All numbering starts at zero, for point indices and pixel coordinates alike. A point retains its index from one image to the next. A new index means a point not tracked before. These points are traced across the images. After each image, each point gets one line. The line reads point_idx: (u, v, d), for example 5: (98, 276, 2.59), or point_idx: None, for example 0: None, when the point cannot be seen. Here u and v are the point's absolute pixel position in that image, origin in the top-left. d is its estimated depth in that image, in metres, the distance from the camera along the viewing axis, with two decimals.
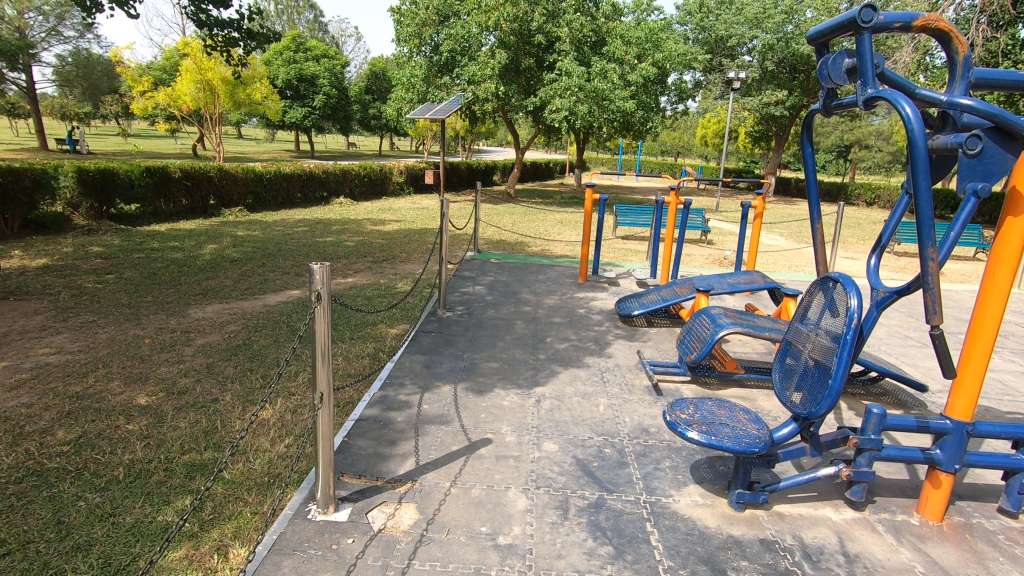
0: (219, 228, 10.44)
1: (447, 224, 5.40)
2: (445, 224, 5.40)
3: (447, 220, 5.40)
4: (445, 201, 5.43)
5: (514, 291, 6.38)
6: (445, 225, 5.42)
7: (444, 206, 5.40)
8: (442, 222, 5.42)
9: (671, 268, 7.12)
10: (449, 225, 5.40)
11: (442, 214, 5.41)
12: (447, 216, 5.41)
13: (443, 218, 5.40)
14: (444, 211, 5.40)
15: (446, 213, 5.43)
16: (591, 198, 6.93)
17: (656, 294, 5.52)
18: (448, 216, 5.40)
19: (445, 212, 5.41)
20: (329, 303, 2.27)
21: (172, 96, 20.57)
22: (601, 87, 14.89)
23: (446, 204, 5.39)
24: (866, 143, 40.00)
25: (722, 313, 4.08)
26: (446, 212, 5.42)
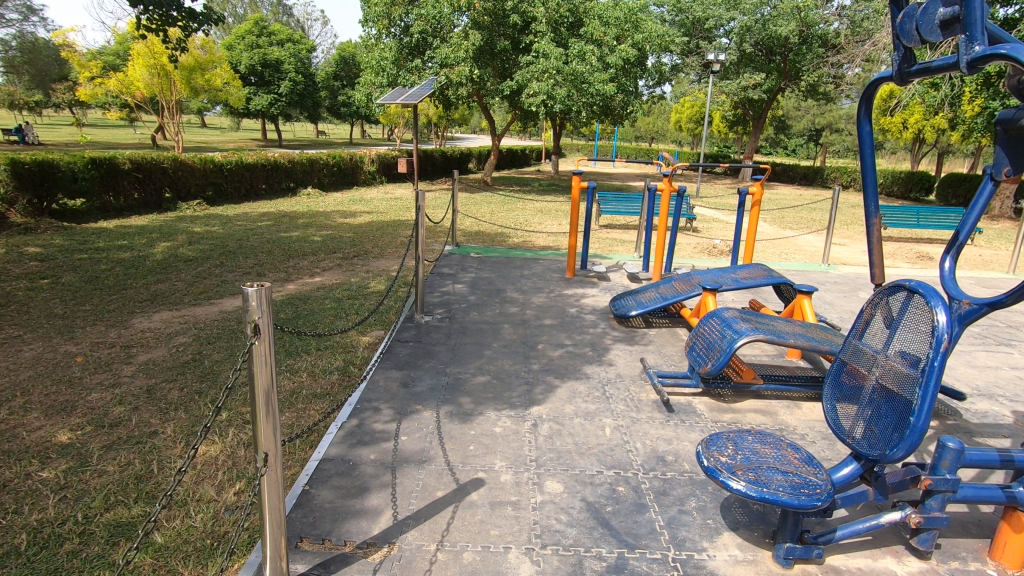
0: (174, 223, 9.65)
1: (422, 219, 4.80)
2: (420, 220, 4.79)
3: (423, 214, 4.80)
4: (420, 192, 4.78)
5: (499, 290, 5.85)
6: (420, 219, 4.81)
7: (418, 198, 4.77)
8: (417, 216, 4.81)
9: (665, 260, 6.66)
10: (425, 219, 4.80)
11: (416, 208, 4.78)
12: (422, 210, 4.80)
13: (418, 212, 4.79)
14: (419, 204, 4.77)
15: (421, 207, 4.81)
16: (579, 185, 6.41)
17: (653, 290, 5.09)
18: (424, 210, 4.79)
19: (421, 204, 4.78)
20: (271, 338, 1.72)
21: (124, 82, 19.30)
22: (580, 69, 14.35)
23: (421, 196, 4.76)
24: (837, 127, 40.46)
25: (735, 316, 3.64)
26: (422, 205, 4.80)
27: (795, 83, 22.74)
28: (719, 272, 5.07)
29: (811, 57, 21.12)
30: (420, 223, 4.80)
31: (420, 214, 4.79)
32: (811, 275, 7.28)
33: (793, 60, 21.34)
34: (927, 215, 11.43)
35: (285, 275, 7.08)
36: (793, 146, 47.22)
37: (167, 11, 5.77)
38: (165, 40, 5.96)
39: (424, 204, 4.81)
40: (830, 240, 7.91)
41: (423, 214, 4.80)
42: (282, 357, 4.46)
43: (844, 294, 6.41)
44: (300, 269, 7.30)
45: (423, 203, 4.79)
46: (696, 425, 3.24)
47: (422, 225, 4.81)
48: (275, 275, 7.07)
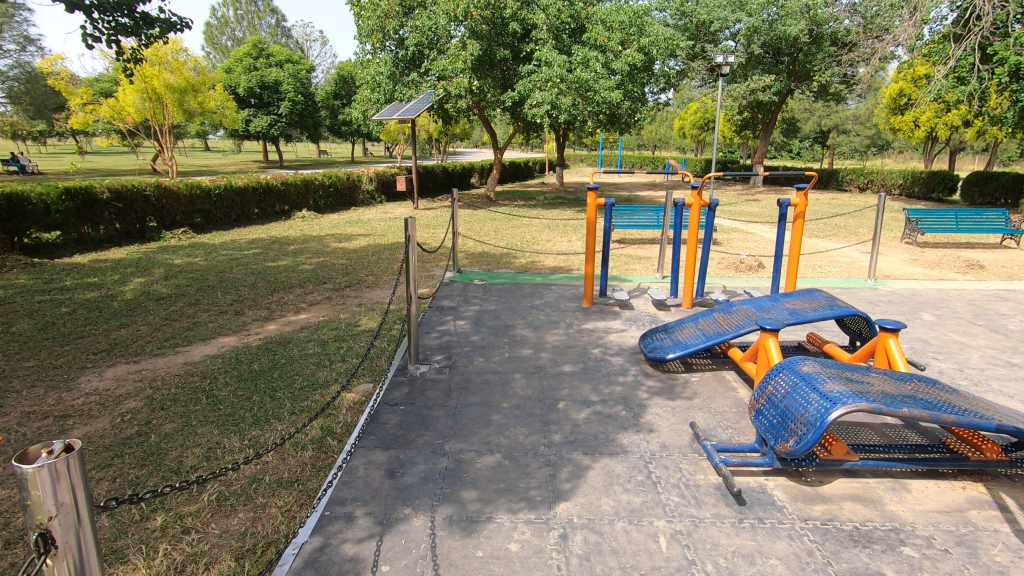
0: (154, 256, 8.94)
1: (413, 253, 3.97)
2: (412, 256, 3.96)
3: (415, 248, 3.98)
4: (412, 222, 3.94)
5: (507, 327, 5.06)
6: (411, 255, 3.97)
7: (409, 230, 3.92)
8: (408, 251, 3.98)
9: (695, 283, 5.84)
10: (417, 254, 3.98)
11: (406, 242, 3.95)
12: (413, 243, 3.96)
13: (409, 246, 3.95)
14: (409, 237, 3.93)
15: (412, 241, 3.96)
16: (594, 203, 5.60)
17: (693, 326, 4.29)
18: (416, 242, 3.97)
19: (411, 238, 3.94)
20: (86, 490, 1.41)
21: (116, 108, 18.83)
22: (585, 76, 13.65)
23: (412, 226, 3.92)
24: (845, 127, 39.76)
25: (817, 371, 2.80)
26: (412, 238, 3.96)
27: (805, 84, 21.99)
28: (770, 303, 4.25)
29: (823, 56, 20.37)
30: (412, 259, 3.98)
31: (410, 248, 3.96)
32: (859, 294, 6.44)
33: (804, 60, 20.62)
34: (966, 217, 10.61)
35: (268, 312, 6.32)
36: (798, 149, 46.49)
37: (116, 18, 5.05)
38: (118, 53, 5.24)
39: (416, 236, 3.98)
40: (877, 252, 7.05)
41: (415, 247, 3.98)
42: (247, 427, 3.66)
43: (906, 317, 5.55)
44: (284, 305, 6.54)
45: (413, 235, 3.96)
46: (780, 529, 2.39)
47: (414, 262, 3.98)
48: (257, 312, 6.31)
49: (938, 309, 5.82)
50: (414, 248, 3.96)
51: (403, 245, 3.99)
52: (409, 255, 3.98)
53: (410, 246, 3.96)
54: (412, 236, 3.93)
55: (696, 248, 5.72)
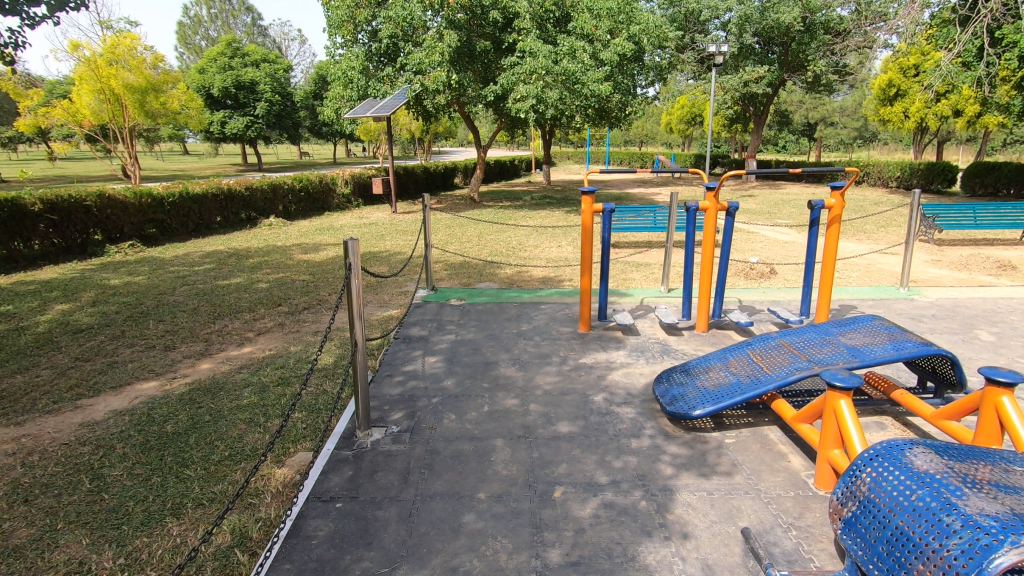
0: (90, 275, 7.87)
1: (357, 287, 2.98)
2: (355, 290, 2.97)
3: (359, 279, 2.98)
4: (354, 244, 2.93)
5: (489, 366, 4.12)
6: (354, 289, 2.98)
7: (349, 257, 2.91)
8: (349, 284, 2.98)
9: (713, 302, 4.92)
10: (361, 287, 2.99)
11: (345, 272, 2.94)
12: (356, 273, 2.96)
13: (351, 277, 2.95)
14: (350, 265, 2.92)
15: (355, 269, 2.96)
16: (590, 209, 4.67)
17: (722, 369, 3.39)
18: (359, 272, 2.97)
19: (352, 266, 2.93)
20: None
21: (71, 110, 17.53)
22: (572, 68, 12.72)
23: (354, 251, 2.91)
24: (832, 119, 39.46)
25: (937, 468, 1.86)
26: (354, 266, 2.95)
27: (798, 75, 21.25)
28: (817, 336, 3.36)
29: (817, 45, 19.62)
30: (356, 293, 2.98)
31: (352, 280, 2.96)
32: (895, 307, 5.57)
33: (797, 50, 19.85)
34: (986, 212, 9.81)
35: (206, 346, 5.31)
36: (784, 142, 46.17)
37: None
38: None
39: (360, 264, 2.97)
40: (911, 256, 6.18)
41: (358, 278, 2.98)
42: (130, 533, 2.68)
43: (961, 337, 4.68)
44: (227, 336, 5.54)
45: (356, 263, 2.95)
46: None
47: (357, 297, 2.99)
48: (191, 347, 5.29)
49: (993, 326, 4.95)
50: (358, 278, 2.96)
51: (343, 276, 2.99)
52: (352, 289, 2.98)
53: (352, 277, 2.95)
54: (355, 263, 2.93)
55: (714, 262, 4.79)
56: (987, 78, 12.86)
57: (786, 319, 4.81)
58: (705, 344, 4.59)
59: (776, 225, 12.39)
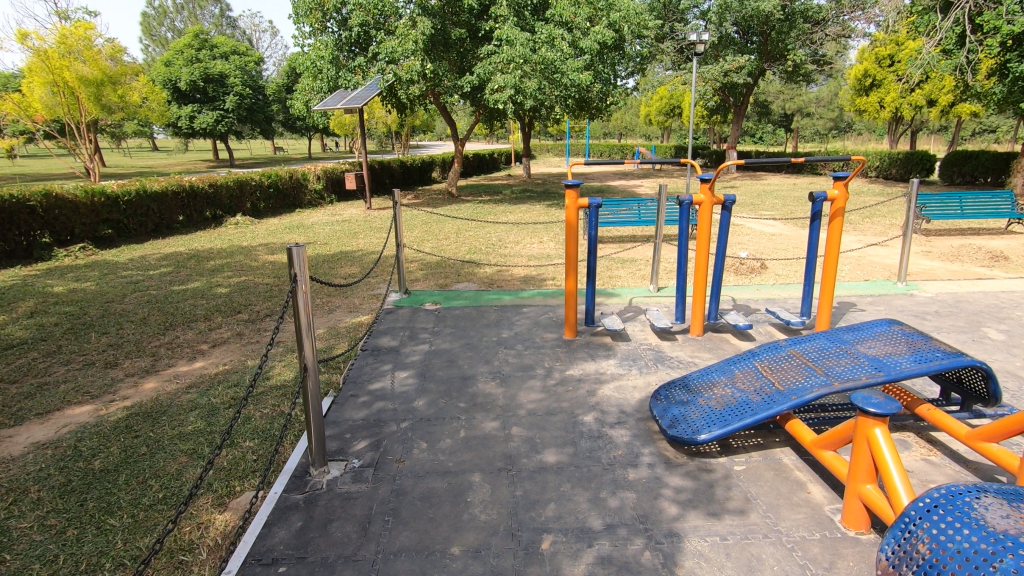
0: (32, 281, 7.24)
1: (305, 304, 2.49)
2: (303, 308, 2.48)
3: (307, 295, 2.50)
4: (300, 252, 2.46)
5: (466, 381, 3.70)
6: (300, 307, 2.49)
7: (293, 267, 2.44)
8: (295, 302, 2.49)
9: (709, 303, 4.55)
10: (310, 303, 2.51)
11: (291, 285, 2.46)
12: (303, 288, 2.48)
13: (297, 293, 2.47)
14: (295, 278, 2.44)
15: (301, 284, 2.48)
16: (575, 204, 4.26)
17: (727, 383, 3.01)
18: (307, 288, 2.49)
19: (298, 279, 2.45)
20: None
21: (22, 103, 16.53)
22: (551, 56, 12.27)
23: (300, 261, 2.44)
24: (808, 110, 39.68)
25: (1015, 527, 1.50)
26: (300, 278, 2.47)
27: (777, 65, 21.10)
28: (831, 345, 3.00)
29: (796, 34, 19.43)
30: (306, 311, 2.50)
31: (299, 296, 2.48)
32: (896, 303, 5.27)
33: (777, 39, 19.64)
34: (972, 201, 9.66)
35: (152, 361, 4.78)
36: (761, 133, 46.38)
37: None
38: None
39: (308, 276, 2.49)
40: (908, 249, 5.90)
41: (306, 294, 2.50)
42: None
43: (970, 336, 4.38)
44: (178, 350, 5.02)
45: (303, 275, 2.47)
46: None
47: (306, 316, 2.50)
48: (136, 362, 4.76)
49: (1001, 323, 4.67)
50: (306, 293, 2.48)
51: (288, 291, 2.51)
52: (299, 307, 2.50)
53: (299, 292, 2.47)
54: (302, 275, 2.46)
55: (709, 260, 4.42)
56: (969, 65, 12.75)
57: (786, 321, 4.47)
58: (702, 350, 4.22)
59: (761, 217, 12.15)
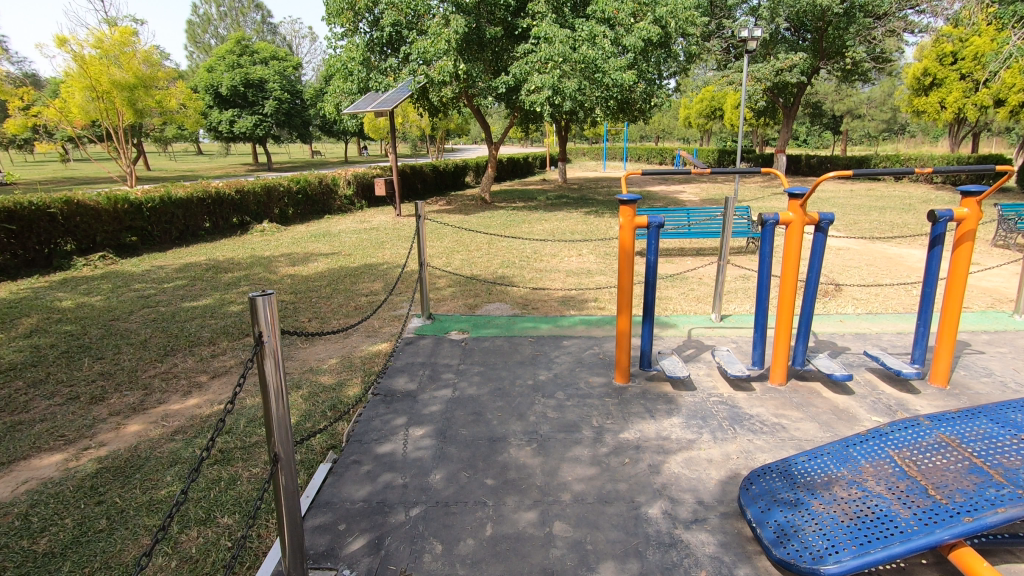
0: (44, 294, 6.89)
1: (274, 374, 1.84)
2: (272, 379, 1.83)
3: (277, 360, 1.84)
4: (268, 302, 1.80)
5: (495, 445, 2.98)
6: (268, 378, 1.83)
7: (257, 325, 1.78)
8: (261, 370, 1.84)
9: (797, 345, 3.66)
10: (281, 371, 1.85)
11: (255, 348, 1.80)
12: (272, 352, 1.82)
13: (262, 358, 1.81)
14: (260, 339, 1.78)
15: (270, 345, 1.82)
16: (633, 223, 3.46)
17: (853, 480, 2.19)
18: (276, 352, 1.83)
19: (265, 340, 1.80)
20: None
21: (63, 109, 16.69)
22: (592, 54, 11.49)
23: (267, 315, 1.78)
24: (860, 111, 37.73)
25: None
26: (268, 339, 1.81)
27: (832, 63, 19.80)
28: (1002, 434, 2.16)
29: (855, 30, 18.12)
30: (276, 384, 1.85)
31: (267, 363, 1.82)
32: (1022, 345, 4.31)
33: (834, 35, 18.37)
34: None
35: (142, 396, 4.22)
36: (806, 134, 44.47)
37: None
38: None
39: (279, 335, 1.83)
40: None
41: (275, 360, 1.84)
42: None
43: None
44: (173, 382, 4.46)
45: (272, 334, 1.81)
46: None
47: (274, 390, 1.85)
48: (125, 396, 4.22)
49: None
50: (276, 359, 1.83)
51: (253, 354, 1.85)
52: (267, 378, 1.84)
53: (267, 357, 1.82)
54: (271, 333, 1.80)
55: (800, 292, 3.55)
56: None
57: (894, 370, 3.59)
58: (788, 407, 3.39)
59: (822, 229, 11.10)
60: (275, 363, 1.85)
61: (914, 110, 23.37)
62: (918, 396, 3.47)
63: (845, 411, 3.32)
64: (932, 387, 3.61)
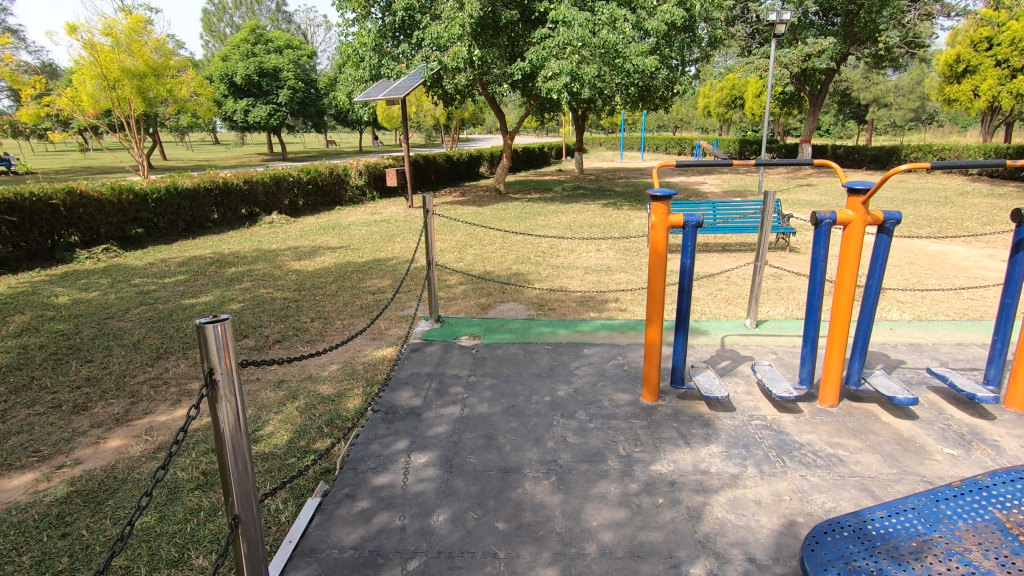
0: (42, 289, 6.63)
1: (230, 420, 1.48)
2: (227, 425, 1.48)
3: (232, 403, 1.48)
4: (222, 332, 1.43)
5: (507, 479, 2.60)
6: (223, 426, 1.48)
7: (209, 362, 1.43)
8: (216, 416, 1.49)
9: (854, 363, 3.21)
10: (240, 416, 1.49)
11: (206, 390, 1.45)
12: (228, 393, 1.46)
13: (216, 401, 1.46)
14: (212, 378, 1.43)
15: (224, 385, 1.46)
16: (668, 223, 3.02)
17: (952, 551, 1.76)
18: (233, 393, 1.47)
19: (219, 380, 1.44)
20: None
21: (75, 98, 16.52)
22: (613, 38, 10.95)
23: (221, 350, 1.43)
24: (887, 100, 36.50)
25: None
26: (223, 378, 1.45)
27: (863, 48, 18.95)
28: None
29: (889, 13, 17.29)
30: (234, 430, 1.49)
31: (221, 406, 1.47)
32: None
33: (866, 19, 17.57)
34: None
35: (127, 406, 3.91)
36: (829, 124, 43.26)
37: None
38: None
39: (236, 372, 1.47)
40: None
41: (233, 403, 1.48)
42: None
43: None
44: (162, 390, 4.14)
45: (227, 372, 1.45)
46: None
47: (232, 440, 1.50)
48: (109, 406, 3.91)
49: None
50: (232, 401, 1.47)
51: (205, 394, 1.50)
52: (221, 425, 1.49)
53: (222, 399, 1.47)
54: (225, 371, 1.44)
55: (858, 303, 3.10)
56: None
57: (966, 392, 3.13)
58: (843, 434, 2.96)
59: None
60: (231, 405, 1.50)
61: (945, 99, 21.97)
62: (994, 423, 3.02)
63: (912, 440, 2.88)
64: (1008, 412, 3.14)
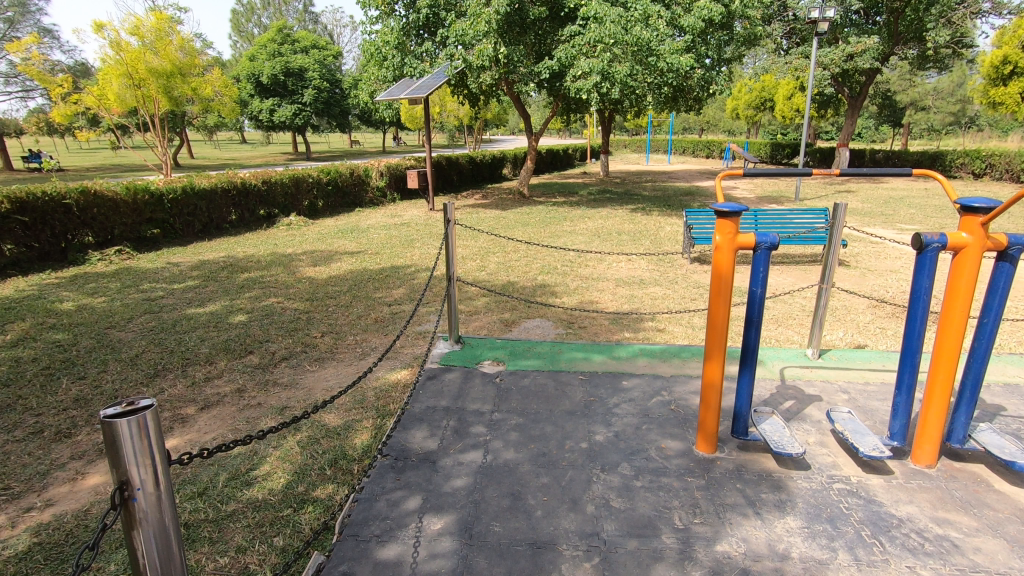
0: (47, 293, 6.36)
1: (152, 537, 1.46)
2: (150, 543, 1.46)
3: (153, 519, 1.46)
4: (146, 442, 1.43)
5: (539, 558, 2.13)
6: (144, 544, 1.46)
7: (130, 479, 1.41)
8: (137, 534, 1.46)
9: (958, 416, 2.68)
10: (167, 532, 1.48)
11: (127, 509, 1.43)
12: (150, 509, 1.45)
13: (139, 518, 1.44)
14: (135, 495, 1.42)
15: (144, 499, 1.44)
16: (737, 243, 2.50)
17: None
18: (155, 509, 1.46)
19: (140, 496, 1.43)
20: None
21: (100, 96, 16.51)
22: (647, 36, 10.39)
23: (143, 465, 1.42)
24: (927, 103, 35.08)
25: None
26: (146, 494, 1.44)
27: (908, 48, 18.01)
28: None
29: (937, 11, 16.40)
30: (158, 553, 1.47)
31: (141, 528, 1.44)
32: None
33: (912, 16, 16.70)
34: None
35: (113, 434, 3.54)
36: (864, 128, 41.84)
37: None
38: None
39: (160, 486, 1.46)
40: None
41: (155, 518, 1.47)
42: None
43: None
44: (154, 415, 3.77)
45: (149, 488, 1.44)
46: None
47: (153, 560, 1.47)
48: (94, 433, 3.54)
49: None
50: (154, 521, 1.45)
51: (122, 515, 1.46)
52: (141, 549, 1.46)
53: (141, 520, 1.44)
54: (146, 487, 1.43)
55: (971, 346, 2.55)
56: None
57: None
58: (950, 507, 2.41)
59: (903, 235, 9.82)
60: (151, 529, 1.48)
61: (989, 102, 20.31)
62: None
63: None
64: None
